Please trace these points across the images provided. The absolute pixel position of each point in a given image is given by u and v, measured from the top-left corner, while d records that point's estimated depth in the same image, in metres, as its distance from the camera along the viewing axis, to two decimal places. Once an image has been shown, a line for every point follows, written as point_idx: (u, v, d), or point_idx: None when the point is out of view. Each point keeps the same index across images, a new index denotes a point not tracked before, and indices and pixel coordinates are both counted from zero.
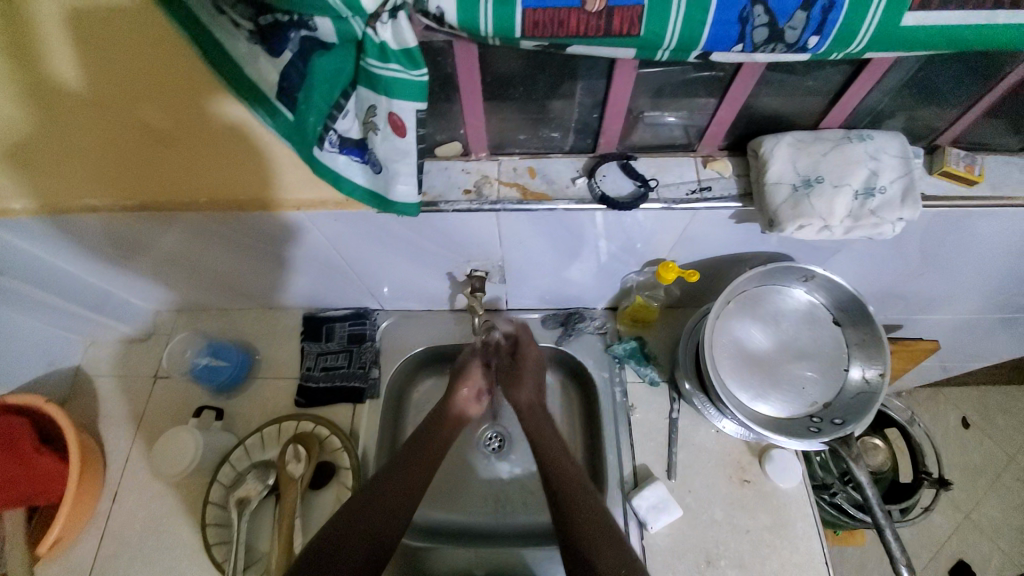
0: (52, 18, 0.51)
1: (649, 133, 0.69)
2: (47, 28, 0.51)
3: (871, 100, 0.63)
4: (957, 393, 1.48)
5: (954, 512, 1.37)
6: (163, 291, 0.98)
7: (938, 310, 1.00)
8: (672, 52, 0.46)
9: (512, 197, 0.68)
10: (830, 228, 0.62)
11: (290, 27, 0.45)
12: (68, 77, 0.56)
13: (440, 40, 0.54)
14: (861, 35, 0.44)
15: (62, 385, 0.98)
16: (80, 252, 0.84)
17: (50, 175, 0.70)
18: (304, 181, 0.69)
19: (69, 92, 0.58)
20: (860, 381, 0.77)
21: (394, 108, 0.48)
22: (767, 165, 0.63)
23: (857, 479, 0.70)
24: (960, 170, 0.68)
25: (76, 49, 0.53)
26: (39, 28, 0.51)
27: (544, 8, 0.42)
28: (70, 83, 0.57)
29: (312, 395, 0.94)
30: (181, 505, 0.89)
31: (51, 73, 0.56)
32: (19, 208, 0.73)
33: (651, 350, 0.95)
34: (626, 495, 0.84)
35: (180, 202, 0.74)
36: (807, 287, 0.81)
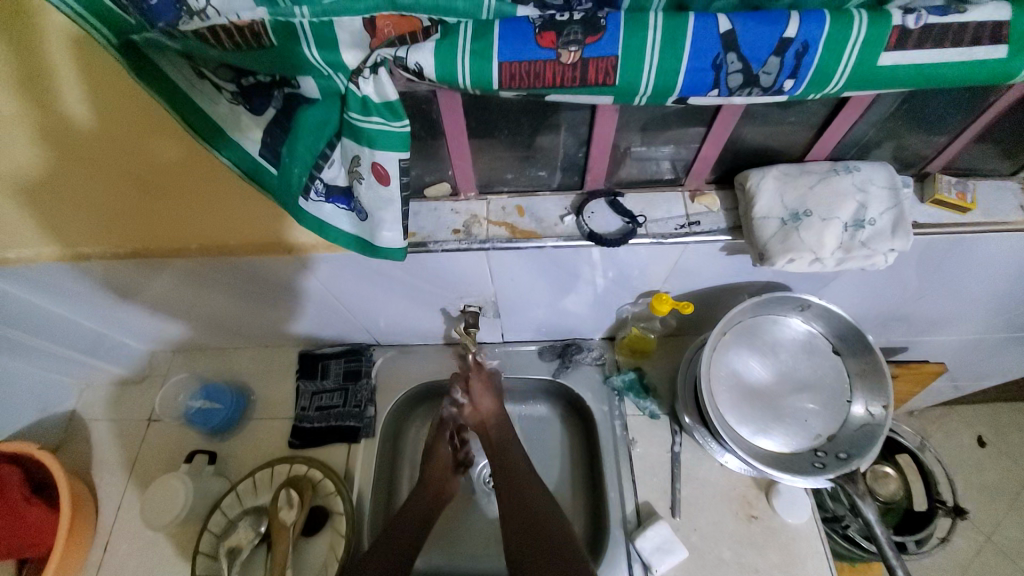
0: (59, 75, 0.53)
1: (636, 169, 0.69)
2: (63, 69, 0.52)
3: (856, 131, 0.63)
4: (969, 410, 1.44)
5: (976, 536, 1.31)
6: (158, 332, 0.98)
7: (942, 331, 0.98)
8: (649, 97, 0.47)
9: (501, 236, 0.69)
10: (821, 261, 0.61)
11: (273, 87, 0.48)
12: (80, 118, 0.57)
13: (424, 90, 0.54)
14: (837, 77, 0.45)
15: (55, 431, 0.97)
16: (74, 298, 0.84)
17: (47, 218, 0.69)
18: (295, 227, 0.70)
19: (78, 132, 0.59)
20: (864, 416, 0.76)
21: (377, 159, 0.49)
22: (755, 199, 0.63)
23: (866, 519, 0.67)
24: (951, 198, 0.67)
25: (90, 92, 0.54)
26: (56, 68, 0.52)
27: (520, 62, 0.44)
28: (80, 125, 0.58)
29: (307, 435, 0.92)
30: (172, 555, 0.86)
31: (63, 113, 0.56)
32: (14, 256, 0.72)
33: (650, 381, 0.93)
34: (629, 536, 0.82)
35: (172, 248, 0.74)
36: (804, 317, 0.80)
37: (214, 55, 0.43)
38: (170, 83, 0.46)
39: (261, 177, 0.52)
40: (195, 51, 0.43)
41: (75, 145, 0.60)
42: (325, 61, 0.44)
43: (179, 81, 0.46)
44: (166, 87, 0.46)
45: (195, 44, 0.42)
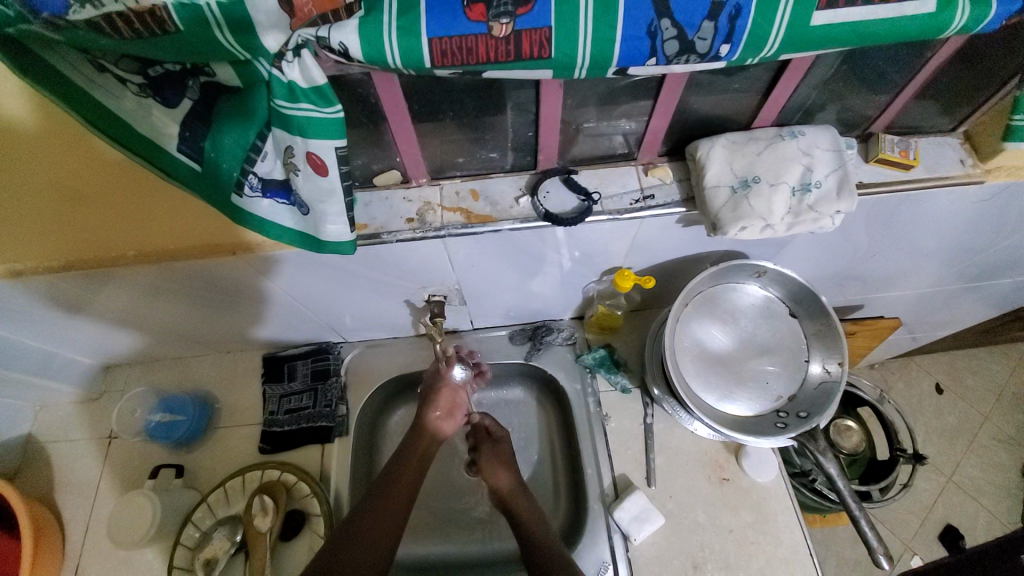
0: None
1: (589, 144, 0.68)
2: None
3: (799, 95, 0.64)
4: (928, 359, 1.52)
5: (938, 477, 1.40)
6: (107, 344, 0.92)
7: (897, 287, 1.02)
8: (588, 70, 0.46)
9: (456, 222, 0.67)
10: (772, 227, 0.62)
11: (186, 76, 0.45)
12: (13, 116, 0.54)
13: (356, 72, 0.52)
14: (772, 40, 0.45)
15: (11, 457, 0.91)
16: (16, 320, 0.77)
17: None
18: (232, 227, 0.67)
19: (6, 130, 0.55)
20: (821, 374, 0.79)
21: (311, 149, 0.47)
22: (705, 168, 0.63)
23: (827, 472, 0.70)
24: (894, 156, 0.69)
25: (18, 89, 0.52)
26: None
27: (450, 37, 0.42)
28: (10, 122, 0.55)
29: (278, 439, 0.90)
30: (149, 575, 0.83)
31: None
32: None
33: (620, 357, 0.94)
34: (608, 508, 0.83)
35: (108, 258, 0.69)
36: (762, 282, 0.82)
37: (109, 45, 0.40)
38: (65, 78, 0.43)
39: (187, 176, 0.49)
40: (85, 43, 0.39)
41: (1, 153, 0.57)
42: (241, 45, 0.40)
43: (76, 77, 0.43)
44: (61, 83, 0.43)
45: (84, 35, 0.39)
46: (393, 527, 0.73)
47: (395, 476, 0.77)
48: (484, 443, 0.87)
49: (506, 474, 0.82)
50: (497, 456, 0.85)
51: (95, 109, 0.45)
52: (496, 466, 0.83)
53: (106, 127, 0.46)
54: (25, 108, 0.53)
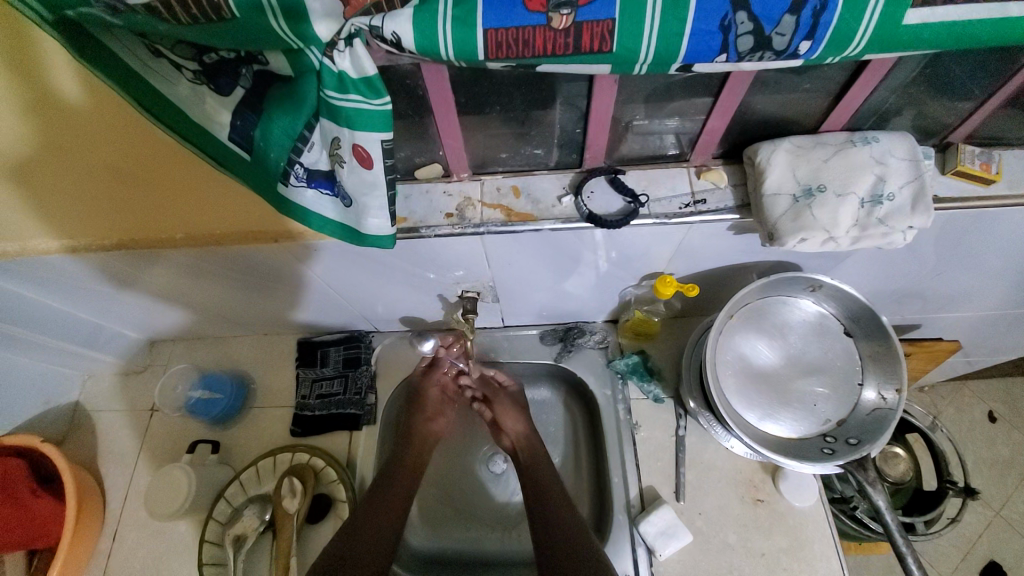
0: (37, 59, 0.51)
1: (638, 144, 0.65)
2: (40, 41, 0.50)
3: (875, 98, 0.59)
4: (983, 385, 1.41)
5: (985, 511, 1.30)
6: (152, 319, 0.95)
7: (960, 308, 0.94)
8: (650, 66, 0.43)
9: (495, 219, 0.66)
10: (835, 240, 0.58)
11: (240, 63, 0.45)
12: (65, 96, 0.55)
13: (407, 63, 0.50)
14: (859, 38, 0.41)
15: (61, 420, 0.96)
16: (69, 291, 0.80)
17: (32, 203, 0.66)
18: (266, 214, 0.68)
19: (59, 110, 0.56)
20: (876, 400, 0.74)
21: (357, 141, 0.46)
22: (765, 173, 0.59)
23: (875, 505, 0.66)
24: (975, 169, 0.63)
25: (68, 69, 0.52)
26: (31, 42, 0.49)
27: (507, 29, 0.40)
28: (62, 101, 0.55)
29: (308, 423, 0.92)
30: (180, 544, 0.87)
31: (48, 95, 0.54)
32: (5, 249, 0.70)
33: (654, 364, 0.91)
34: (633, 520, 0.81)
35: (158, 240, 0.72)
36: (815, 297, 0.77)
37: (166, 30, 0.40)
38: (122, 62, 0.44)
39: (238, 164, 0.50)
40: (143, 27, 0.40)
41: (58, 135, 0.58)
42: (294, 34, 0.40)
43: (133, 62, 0.44)
44: (119, 68, 0.44)
45: (143, 19, 0.39)
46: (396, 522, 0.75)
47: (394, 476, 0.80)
48: (499, 392, 0.91)
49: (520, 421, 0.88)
50: (514, 403, 0.90)
51: (150, 94, 0.46)
52: (513, 411, 0.88)
53: (159, 113, 0.47)
54: (75, 89, 0.54)
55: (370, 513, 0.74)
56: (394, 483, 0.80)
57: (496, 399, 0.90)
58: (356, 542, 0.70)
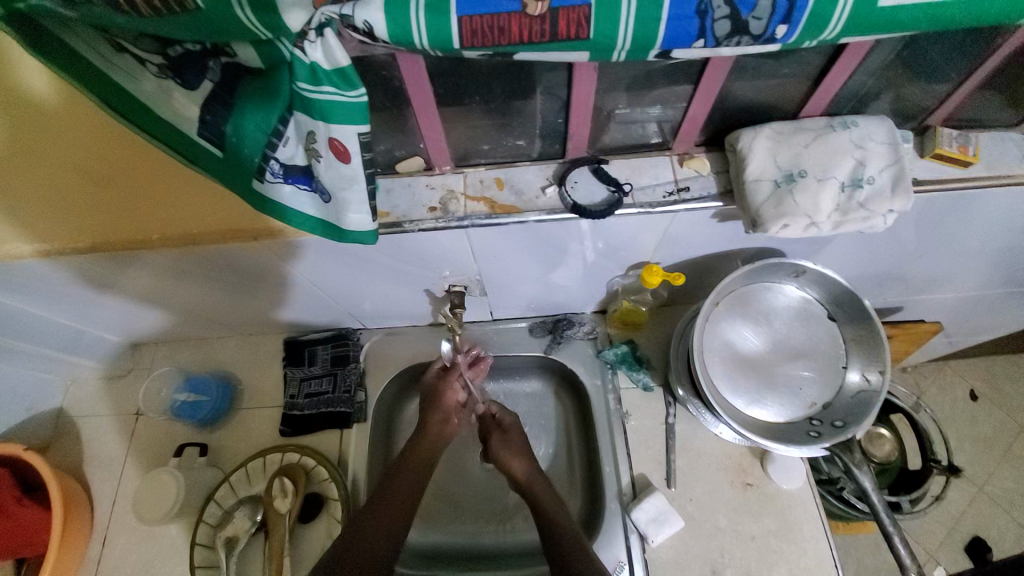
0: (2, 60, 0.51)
1: (621, 133, 0.65)
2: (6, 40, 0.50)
3: (853, 83, 0.59)
4: (965, 364, 1.44)
5: (968, 487, 1.34)
6: (133, 322, 0.93)
7: (942, 289, 0.95)
8: (628, 53, 0.43)
9: (479, 212, 0.65)
10: (817, 225, 0.58)
11: (208, 56, 0.43)
12: (34, 95, 0.54)
13: (381, 54, 0.49)
14: (834, 21, 0.41)
15: (45, 428, 0.94)
16: (44, 297, 0.78)
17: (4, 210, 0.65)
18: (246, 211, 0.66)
19: (28, 110, 0.55)
20: (859, 382, 0.75)
21: (333, 134, 0.45)
22: (747, 160, 0.59)
23: (861, 486, 0.67)
24: (953, 151, 0.64)
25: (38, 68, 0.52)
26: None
27: (481, 16, 0.39)
28: (33, 100, 0.55)
29: (297, 423, 0.91)
30: (172, 549, 0.86)
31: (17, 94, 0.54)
32: None
33: (643, 353, 0.92)
34: (625, 508, 0.82)
35: (133, 241, 0.69)
36: (799, 282, 0.78)
37: (127, 24, 0.38)
38: (83, 58, 0.42)
39: (211, 162, 0.49)
40: (102, 21, 0.38)
41: (27, 136, 0.58)
42: (262, 24, 0.39)
43: (94, 57, 0.42)
44: (79, 64, 0.42)
45: (102, 12, 0.38)
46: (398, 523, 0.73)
47: (401, 473, 0.77)
48: (494, 432, 0.86)
49: (519, 463, 0.82)
50: (509, 445, 0.84)
51: (114, 91, 0.44)
52: (508, 453, 0.83)
53: (126, 110, 0.45)
54: (43, 87, 0.53)
55: (369, 514, 0.72)
56: (399, 479, 0.77)
57: (491, 439, 0.85)
58: (353, 545, 0.69)
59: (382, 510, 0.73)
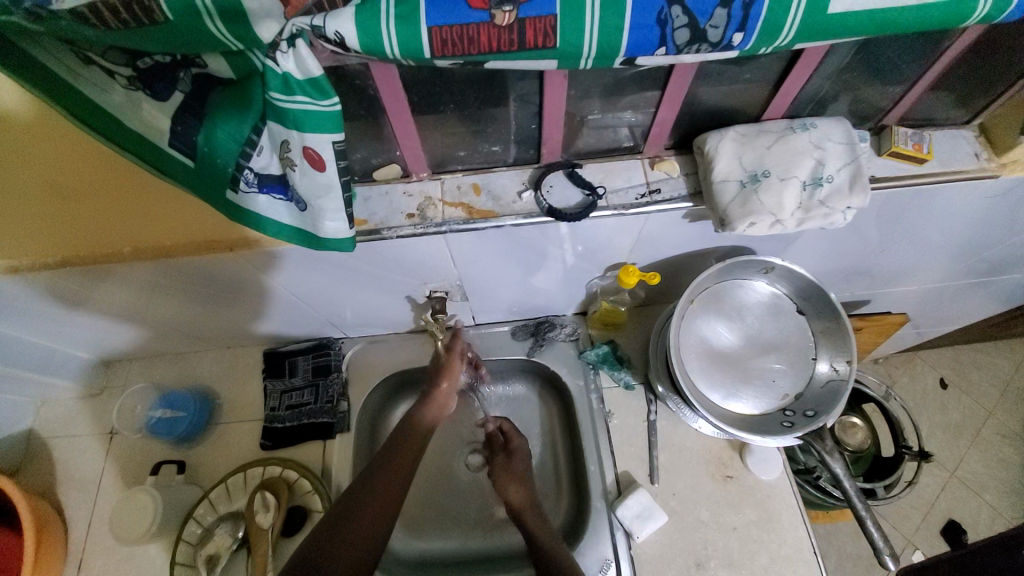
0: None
1: (594, 137, 0.67)
2: None
3: (811, 86, 0.62)
4: (933, 354, 1.51)
5: (940, 472, 1.39)
6: (106, 338, 0.90)
7: (906, 282, 1.00)
8: (594, 60, 0.44)
9: (457, 217, 0.66)
10: (782, 222, 0.61)
11: (178, 67, 0.43)
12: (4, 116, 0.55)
13: (355, 63, 0.50)
14: (787, 28, 0.43)
15: (13, 452, 0.91)
16: (13, 317, 0.76)
17: None
18: (221, 225, 0.66)
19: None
20: (829, 372, 0.78)
21: (307, 143, 0.45)
22: (713, 162, 0.62)
23: (834, 473, 0.69)
24: (907, 149, 0.67)
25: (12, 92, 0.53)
26: None
27: (451, 26, 0.40)
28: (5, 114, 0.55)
29: (279, 435, 0.90)
30: (150, 571, 0.83)
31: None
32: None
33: (624, 353, 0.93)
34: (610, 505, 0.83)
35: (103, 255, 0.67)
36: (769, 279, 0.81)
37: (94, 36, 0.38)
38: (47, 70, 0.42)
39: (184, 172, 0.48)
40: (68, 33, 0.38)
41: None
42: (233, 35, 0.39)
43: (60, 70, 0.42)
44: (45, 76, 0.42)
45: (68, 24, 0.37)
46: (381, 530, 0.69)
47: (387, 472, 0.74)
48: (499, 454, 0.86)
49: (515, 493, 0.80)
50: (509, 471, 0.83)
51: (82, 103, 0.44)
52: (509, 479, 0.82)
53: (95, 123, 0.45)
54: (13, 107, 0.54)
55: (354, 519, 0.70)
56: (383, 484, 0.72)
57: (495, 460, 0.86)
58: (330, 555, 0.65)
59: (363, 518, 0.68)
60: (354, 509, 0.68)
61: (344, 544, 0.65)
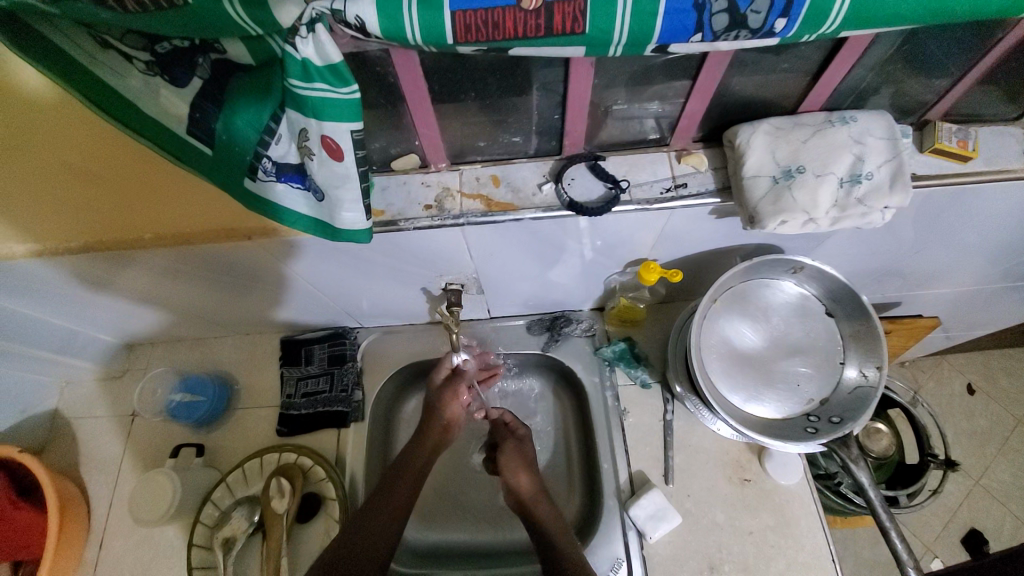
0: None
1: (618, 129, 0.64)
2: None
3: (853, 77, 0.59)
4: (962, 359, 1.45)
5: (965, 480, 1.34)
6: (128, 322, 0.92)
7: (940, 284, 0.95)
8: (625, 48, 0.42)
9: (475, 209, 0.64)
10: (816, 221, 0.58)
11: (196, 53, 0.42)
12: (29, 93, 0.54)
13: (375, 49, 0.49)
14: (834, 13, 0.40)
15: (39, 430, 0.93)
16: (41, 297, 0.78)
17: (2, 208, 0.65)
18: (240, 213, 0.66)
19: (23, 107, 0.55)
20: (857, 378, 0.75)
21: (326, 132, 0.44)
22: (744, 156, 0.59)
23: (859, 482, 0.67)
24: (953, 146, 0.63)
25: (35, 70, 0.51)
26: None
27: (475, 11, 0.39)
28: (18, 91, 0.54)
29: (294, 422, 0.90)
30: (168, 550, 0.85)
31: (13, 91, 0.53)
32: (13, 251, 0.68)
33: (641, 351, 0.91)
34: (623, 505, 0.81)
35: (126, 241, 0.68)
36: (797, 279, 0.78)
37: (111, 19, 0.37)
38: (67, 56, 0.41)
39: (202, 162, 0.48)
40: (86, 17, 0.38)
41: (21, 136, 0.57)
42: (252, 20, 0.38)
43: (78, 54, 0.41)
44: (64, 61, 0.42)
45: (85, 7, 0.37)
46: (394, 524, 0.72)
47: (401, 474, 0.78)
48: (508, 440, 0.86)
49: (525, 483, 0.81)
50: (520, 456, 0.84)
51: (100, 89, 0.43)
52: (519, 464, 0.83)
53: (113, 109, 0.45)
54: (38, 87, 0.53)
55: (370, 511, 0.72)
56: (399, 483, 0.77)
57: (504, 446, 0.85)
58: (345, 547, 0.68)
59: (378, 515, 0.72)
60: (369, 506, 0.73)
61: (361, 536, 0.69)
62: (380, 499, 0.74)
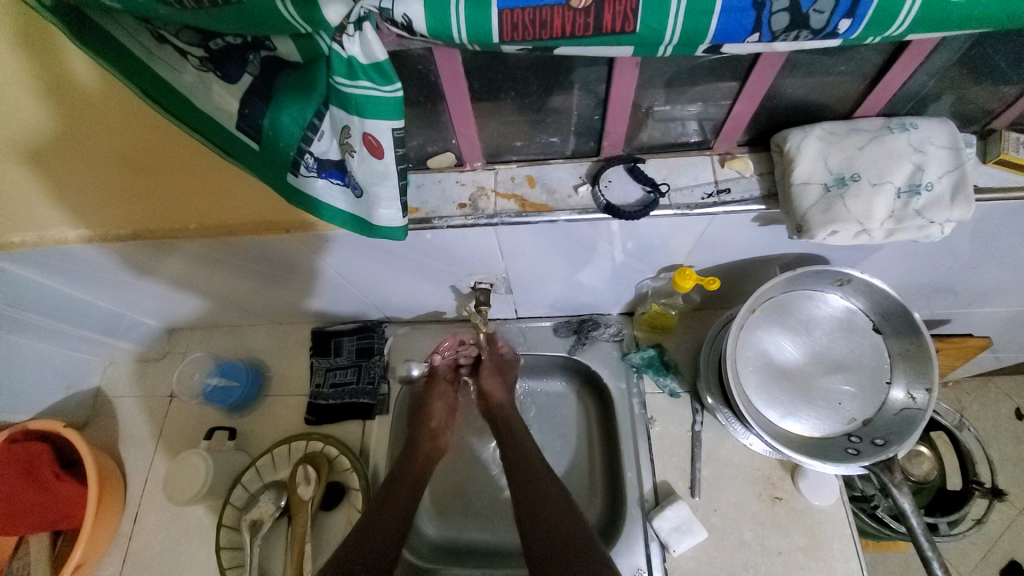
0: (41, 68, 0.51)
1: (659, 131, 0.63)
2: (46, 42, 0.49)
3: (914, 82, 0.55)
4: (1010, 381, 1.36)
5: (1009, 510, 1.26)
6: (168, 307, 0.95)
7: (993, 303, 0.89)
8: (675, 47, 0.41)
9: (509, 209, 0.64)
10: (869, 232, 0.55)
11: (248, 50, 0.44)
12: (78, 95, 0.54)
13: (418, 48, 0.49)
14: (903, 16, 0.38)
15: (82, 406, 0.98)
16: (92, 282, 0.82)
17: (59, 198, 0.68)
18: (278, 209, 0.68)
19: (78, 110, 0.56)
20: (904, 400, 0.70)
21: (367, 129, 0.44)
22: (794, 163, 0.56)
23: (900, 508, 0.63)
24: (1020, 157, 0.59)
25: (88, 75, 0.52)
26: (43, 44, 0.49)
27: (523, 9, 0.38)
28: (76, 84, 0.53)
29: (321, 411, 0.92)
30: (198, 528, 0.89)
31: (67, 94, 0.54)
32: (74, 236, 0.72)
33: (671, 358, 0.89)
34: (647, 515, 0.80)
35: (173, 229, 0.72)
36: (843, 292, 0.74)
37: (168, 15, 0.39)
38: (125, 49, 0.43)
39: (248, 155, 0.49)
40: (144, 11, 0.39)
41: (71, 138, 0.59)
42: (304, 19, 0.38)
43: (135, 48, 0.43)
44: (121, 53, 0.43)
45: (143, 2, 0.38)
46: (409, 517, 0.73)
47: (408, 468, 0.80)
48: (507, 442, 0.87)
49: None
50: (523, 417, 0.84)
51: (154, 81, 0.45)
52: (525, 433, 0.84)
53: (164, 100, 0.46)
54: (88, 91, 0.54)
55: (386, 507, 0.73)
56: (409, 479, 0.78)
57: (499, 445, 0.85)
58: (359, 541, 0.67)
59: (393, 506, 0.73)
60: (386, 500, 0.74)
61: (376, 529, 0.69)
62: (393, 494, 0.75)
